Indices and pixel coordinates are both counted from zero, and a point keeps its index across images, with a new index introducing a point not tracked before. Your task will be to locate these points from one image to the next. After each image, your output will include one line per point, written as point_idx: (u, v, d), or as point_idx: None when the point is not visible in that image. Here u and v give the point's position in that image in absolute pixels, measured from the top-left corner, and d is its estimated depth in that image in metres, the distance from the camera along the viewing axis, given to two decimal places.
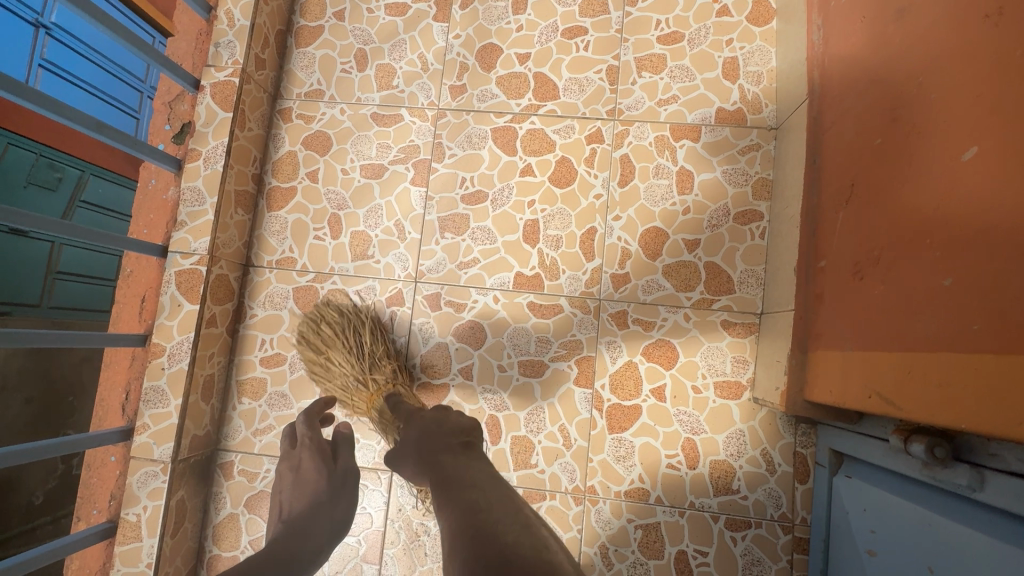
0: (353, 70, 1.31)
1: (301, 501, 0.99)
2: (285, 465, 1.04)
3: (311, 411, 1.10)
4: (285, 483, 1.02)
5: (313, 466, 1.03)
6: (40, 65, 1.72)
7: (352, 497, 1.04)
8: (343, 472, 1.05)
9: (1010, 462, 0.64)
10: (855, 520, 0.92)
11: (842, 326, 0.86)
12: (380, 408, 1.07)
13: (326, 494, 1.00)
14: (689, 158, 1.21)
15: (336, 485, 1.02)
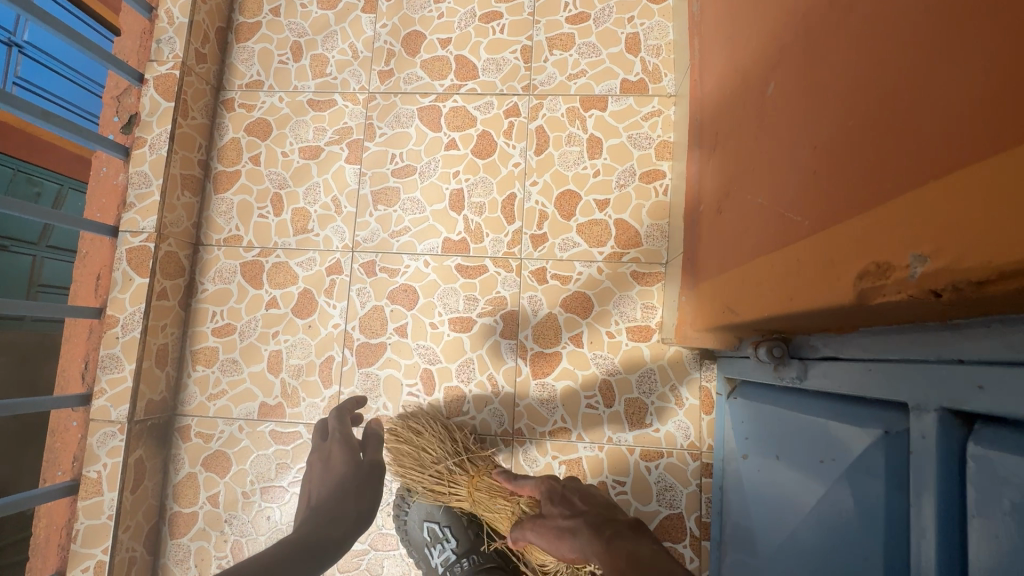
0: (289, 61, 1.41)
1: (328, 488, 1.02)
2: (315, 457, 1.09)
3: (342, 409, 1.16)
4: (316, 469, 1.06)
5: (341, 456, 1.07)
6: (15, 83, 1.75)
7: (375, 492, 1.06)
8: (370, 464, 1.08)
9: (820, 348, 0.73)
10: (738, 434, 1.01)
11: (712, 257, 0.97)
12: (485, 488, 1.09)
13: (352, 482, 1.02)
14: (598, 126, 1.32)
15: (363, 474, 1.04)
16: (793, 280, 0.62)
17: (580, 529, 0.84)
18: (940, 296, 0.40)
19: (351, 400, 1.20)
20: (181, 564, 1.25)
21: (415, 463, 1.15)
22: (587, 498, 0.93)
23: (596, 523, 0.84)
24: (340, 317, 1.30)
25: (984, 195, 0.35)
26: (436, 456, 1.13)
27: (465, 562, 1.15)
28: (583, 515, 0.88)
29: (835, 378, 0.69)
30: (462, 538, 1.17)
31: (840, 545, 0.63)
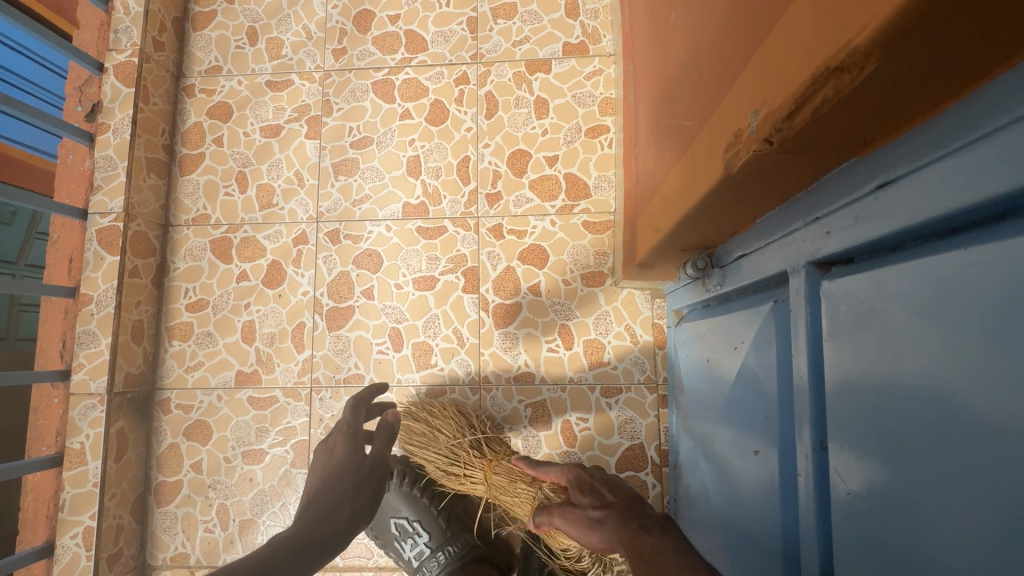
0: (245, 45, 1.47)
1: (327, 479, 1.02)
2: (320, 447, 1.09)
3: (361, 398, 1.13)
4: (319, 460, 1.06)
5: (344, 449, 1.06)
6: None
7: (376, 490, 1.06)
8: (373, 460, 1.08)
9: (734, 251, 0.81)
10: (685, 358, 1.09)
11: (648, 190, 1.05)
12: (501, 472, 1.10)
13: (352, 479, 1.02)
14: (544, 88, 1.38)
15: (363, 472, 1.04)
16: (691, 176, 0.70)
17: (609, 520, 0.76)
18: (772, 144, 0.47)
19: (372, 387, 1.18)
20: (169, 531, 1.29)
21: (435, 449, 1.19)
22: (615, 490, 0.83)
23: (620, 517, 0.76)
24: (309, 285, 1.36)
25: (788, 39, 0.42)
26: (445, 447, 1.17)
27: (439, 556, 1.18)
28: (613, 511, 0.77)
29: (744, 274, 0.77)
30: (434, 532, 1.20)
31: (757, 420, 0.70)
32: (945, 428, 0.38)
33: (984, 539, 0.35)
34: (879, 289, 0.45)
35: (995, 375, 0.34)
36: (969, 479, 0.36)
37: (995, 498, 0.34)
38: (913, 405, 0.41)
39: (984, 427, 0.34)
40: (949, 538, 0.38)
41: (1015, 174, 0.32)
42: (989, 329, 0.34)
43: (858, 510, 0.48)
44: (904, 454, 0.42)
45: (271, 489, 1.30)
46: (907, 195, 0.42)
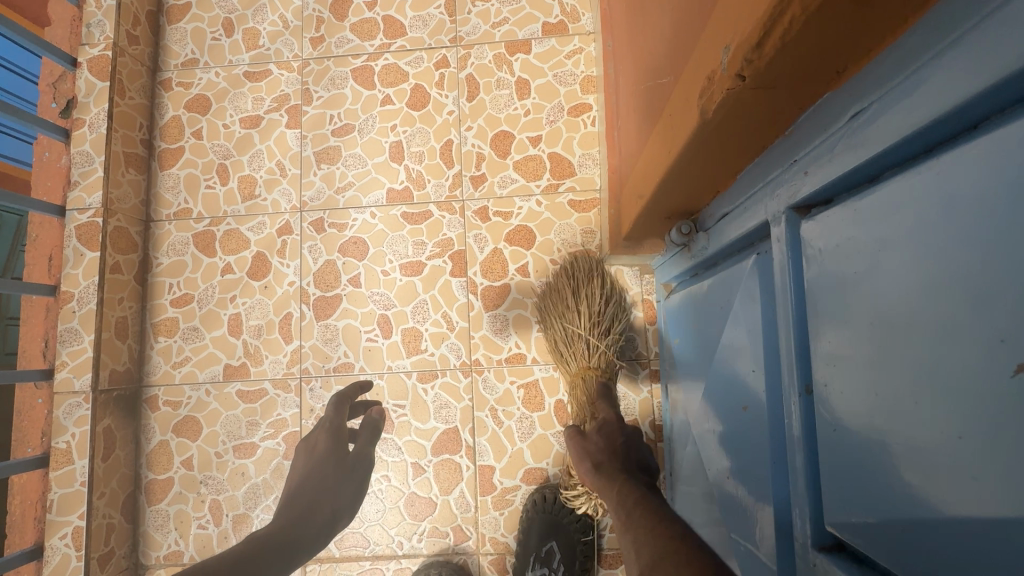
0: (221, 37, 1.45)
1: (307, 479, 0.99)
2: (302, 445, 1.06)
3: (344, 397, 1.09)
4: (300, 458, 1.03)
5: (325, 446, 1.03)
6: None
7: (358, 488, 1.04)
8: (356, 458, 1.05)
9: (716, 212, 0.81)
10: (675, 331, 1.09)
11: (630, 161, 1.05)
12: (585, 385, 1.11)
13: (333, 479, 1.00)
14: (524, 68, 1.37)
15: (345, 470, 1.02)
16: (670, 133, 0.70)
17: (611, 468, 0.83)
18: (744, 81, 0.47)
19: (355, 384, 1.17)
20: (162, 529, 1.28)
21: (567, 326, 1.14)
22: (630, 450, 0.89)
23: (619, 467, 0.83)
24: (295, 275, 1.34)
25: None
26: (580, 323, 1.13)
27: None
28: (618, 459, 0.85)
29: (726, 233, 0.77)
30: None
31: (744, 374, 0.70)
32: (927, 343, 0.37)
33: (967, 450, 0.34)
34: (854, 219, 0.45)
35: (976, 278, 0.33)
36: (949, 392, 0.35)
37: (978, 404, 0.33)
38: (893, 327, 0.40)
39: (965, 333, 0.34)
40: (931, 455, 0.37)
41: (986, 73, 0.32)
42: (967, 232, 0.33)
43: (842, 445, 0.47)
44: (886, 379, 0.41)
45: (264, 483, 1.28)
46: (877, 119, 0.42)
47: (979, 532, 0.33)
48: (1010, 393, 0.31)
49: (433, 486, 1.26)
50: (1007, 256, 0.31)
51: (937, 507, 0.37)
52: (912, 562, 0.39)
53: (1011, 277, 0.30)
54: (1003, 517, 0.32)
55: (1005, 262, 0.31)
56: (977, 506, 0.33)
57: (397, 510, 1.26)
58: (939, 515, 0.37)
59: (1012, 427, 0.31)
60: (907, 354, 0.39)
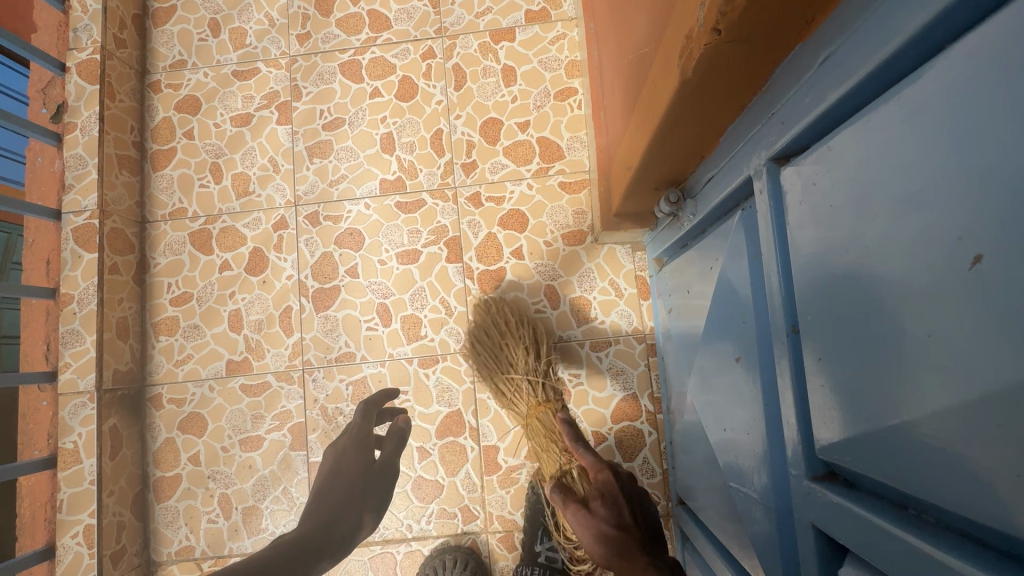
0: (208, 37, 1.46)
1: (336, 483, 1.01)
2: (330, 448, 1.08)
3: (374, 402, 1.12)
4: (326, 462, 1.06)
5: (355, 451, 1.06)
6: None
7: (383, 497, 1.05)
8: (383, 465, 1.07)
9: (702, 177, 0.84)
10: (667, 300, 1.11)
11: (617, 137, 1.07)
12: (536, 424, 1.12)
13: (360, 485, 1.02)
14: (510, 56, 1.40)
15: (373, 479, 1.04)
16: (654, 99, 0.72)
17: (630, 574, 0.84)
18: (720, 36, 0.50)
19: (384, 392, 1.18)
20: (172, 526, 1.29)
21: (500, 364, 1.17)
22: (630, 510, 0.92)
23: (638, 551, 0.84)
24: (293, 268, 1.36)
25: None
26: (519, 362, 1.14)
27: None
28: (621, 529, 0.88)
29: (711, 196, 0.80)
30: None
31: (735, 327, 0.72)
32: (899, 254, 0.39)
33: (941, 347, 0.36)
34: (829, 156, 0.48)
35: (934, 186, 0.36)
36: (922, 294, 0.37)
37: (947, 301, 0.35)
38: (866, 248, 0.43)
39: (932, 237, 0.36)
40: (909, 359, 0.39)
41: (934, 4, 0.34)
42: (929, 142, 0.36)
43: (830, 371, 0.49)
44: (864, 298, 0.43)
45: (271, 474, 1.30)
46: (845, 60, 0.44)
47: (950, 421, 0.36)
48: (975, 283, 0.33)
49: (439, 468, 1.28)
50: (962, 161, 0.33)
51: (912, 407, 0.39)
52: (900, 466, 0.41)
53: (969, 174, 0.33)
54: (969, 401, 0.34)
55: (962, 162, 0.33)
56: (951, 397, 0.35)
57: (404, 494, 1.28)
58: (911, 414, 0.39)
59: (976, 315, 0.33)
60: (882, 269, 0.41)
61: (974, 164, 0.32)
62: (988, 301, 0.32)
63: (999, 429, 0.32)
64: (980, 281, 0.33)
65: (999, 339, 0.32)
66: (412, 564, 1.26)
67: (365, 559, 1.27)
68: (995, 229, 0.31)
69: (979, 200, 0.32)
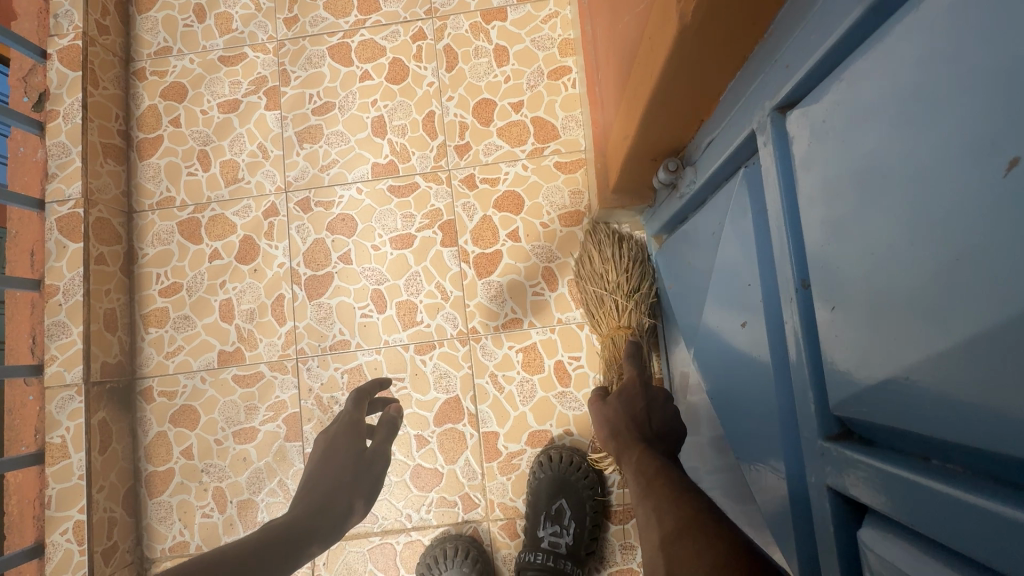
0: (193, 23, 1.43)
1: (325, 470, 0.98)
2: (320, 438, 1.06)
3: (363, 392, 1.11)
4: (317, 450, 1.03)
5: (345, 439, 1.03)
6: None
7: (373, 485, 1.02)
8: (374, 453, 1.05)
9: (701, 143, 0.82)
10: (667, 277, 1.09)
11: (611, 111, 1.06)
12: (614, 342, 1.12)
13: (351, 473, 0.99)
14: (502, 36, 1.37)
15: (365, 467, 1.01)
16: (650, 59, 0.71)
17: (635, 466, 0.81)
18: None
19: (375, 381, 1.16)
20: (165, 522, 1.25)
21: (596, 283, 1.15)
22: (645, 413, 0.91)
23: (638, 438, 0.86)
24: (284, 256, 1.33)
25: None
26: (611, 278, 1.13)
27: None
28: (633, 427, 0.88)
29: (711, 160, 0.78)
30: None
31: (739, 290, 0.70)
32: (920, 177, 0.36)
33: (966, 271, 0.33)
34: (839, 91, 0.45)
35: (955, 100, 0.33)
36: (946, 216, 0.34)
37: (973, 218, 0.32)
38: (881, 181, 0.40)
39: (955, 153, 0.33)
40: (932, 290, 0.36)
41: None
42: (952, 50, 0.33)
43: (846, 318, 0.47)
44: (881, 233, 0.41)
45: (266, 466, 1.27)
46: None
47: (977, 351, 0.33)
48: (1004, 192, 0.30)
49: (438, 456, 1.25)
50: (987, 65, 0.31)
51: (933, 342, 0.37)
52: (920, 410, 0.39)
53: (996, 73, 0.30)
54: (997, 324, 0.32)
55: (989, 66, 0.31)
56: (978, 324, 0.33)
57: (403, 483, 1.25)
58: (934, 349, 0.37)
59: (1003, 230, 0.31)
60: (902, 198, 0.38)
61: (1002, 62, 0.30)
62: (1018, 212, 0.30)
63: None
64: (1007, 191, 0.30)
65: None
66: (412, 554, 1.23)
67: (364, 551, 1.23)
68: None
69: (1006, 104, 0.30)
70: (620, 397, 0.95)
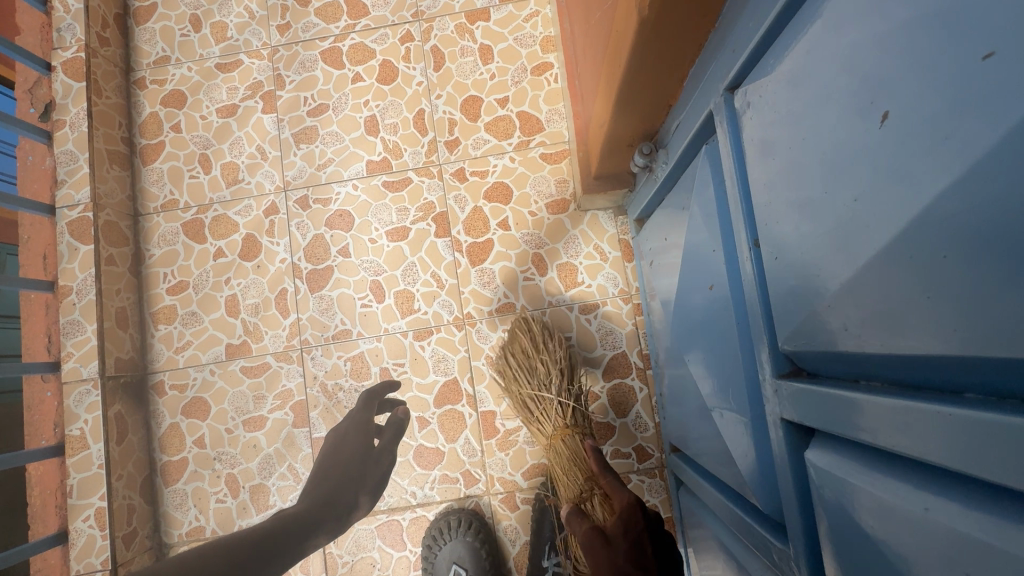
0: (190, 33, 1.49)
1: (334, 464, 0.99)
2: (331, 431, 1.06)
3: (374, 392, 1.09)
4: (327, 441, 1.04)
5: (355, 439, 1.02)
6: None
7: (379, 477, 1.05)
8: (380, 452, 1.05)
9: (670, 127, 0.89)
10: (648, 254, 1.16)
11: (590, 100, 1.13)
12: (568, 441, 1.07)
13: (357, 469, 1.00)
14: (486, 35, 1.44)
15: (371, 463, 1.03)
16: (618, 52, 0.78)
17: None
18: None
19: (384, 383, 1.13)
20: (181, 508, 1.32)
21: (531, 381, 1.13)
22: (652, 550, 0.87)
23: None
24: (285, 252, 1.39)
25: None
26: (547, 382, 1.11)
27: None
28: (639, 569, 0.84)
29: (679, 141, 0.85)
30: None
31: (705, 255, 0.77)
32: (832, 134, 0.44)
33: (865, 206, 0.41)
34: (774, 67, 0.53)
35: (853, 67, 0.41)
36: (850, 164, 0.42)
37: (868, 161, 0.40)
38: (806, 140, 0.48)
39: (856, 110, 0.41)
40: (844, 227, 0.44)
41: None
42: (851, 27, 0.40)
43: (787, 264, 0.54)
44: (807, 184, 0.48)
45: (275, 452, 1.33)
46: None
47: (875, 271, 0.41)
48: (888, 136, 0.38)
49: (439, 436, 1.32)
50: (872, 35, 0.38)
51: (847, 270, 0.44)
52: (841, 332, 0.47)
53: (878, 42, 0.38)
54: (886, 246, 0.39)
55: (874, 38, 0.38)
56: (874, 248, 0.40)
57: (406, 463, 1.31)
58: (846, 278, 0.44)
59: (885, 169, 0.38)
60: (821, 153, 0.46)
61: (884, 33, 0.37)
62: (895, 153, 0.37)
63: (911, 261, 0.37)
64: (887, 137, 0.38)
65: (905, 179, 0.36)
66: (417, 529, 1.29)
67: (372, 528, 1.30)
68: (899, 85, 0.36)
69: (887, 65, 0.37)
70: (623, 537, 0.88)
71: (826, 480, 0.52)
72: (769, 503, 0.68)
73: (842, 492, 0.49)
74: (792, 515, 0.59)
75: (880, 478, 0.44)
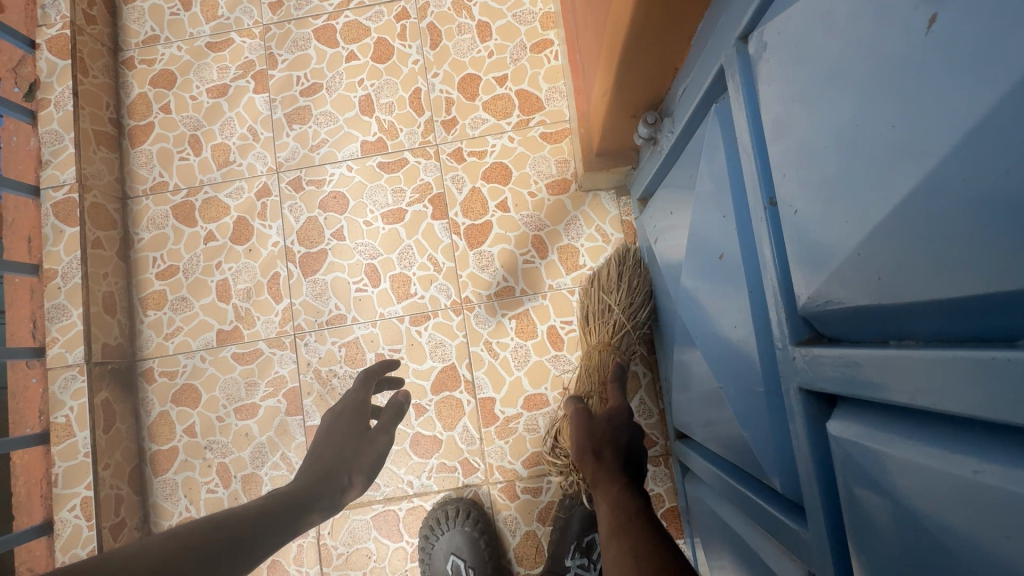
0: (180, 11, 1.45)
1: (328, 444, 0.94)
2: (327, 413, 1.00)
3: (371, 370, 1.04)
4: (322, 422, 0.98)
5: (349, 418, 0.97)
6: None
7: (376, 461, 0.97)
8: (378, 433, 0.98)
9: (676, 92, 0.85)
10: (651, 232, 1.12)
11: (591, 72, 1.08)
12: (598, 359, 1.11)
13: (351, 450, 0.94)
14: (484, 12, 1.39)
15: (366, 445, 0.96)
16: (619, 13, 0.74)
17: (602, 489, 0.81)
18: None
19: (382, 360, 1.07)
20: (171, 498, 1.28)
21: (601, 295, 1.16)
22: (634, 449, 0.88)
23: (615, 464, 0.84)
24: (278, 235, 1.35)
25: None
26: (617, 298, 1.13)
27: None
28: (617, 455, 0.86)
29: (685, 106, 0.80)
30: None
31: (715, 223, 0.73)
32: (864, 58, 0.39)
33: (905, 133, 0.36)
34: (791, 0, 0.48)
35: None
36: (886, 87, 0.37)
37: (907, 80, 0.35)
38: (832, 72, 0.43)
39: (890, 27, 0.36)
40: (877, 162, 0.39)
41: None
42: None
43: (811, 217, 0.49)
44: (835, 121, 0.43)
45: (268, 441, 1.29)
46: None
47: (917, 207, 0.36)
48: (930, 47, 0.33)
49: (437, 423, 1.28)
50: None
51: (883, 210, 0.39)
52: (876, 284, 0.42)
53: None
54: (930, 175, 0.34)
55: None
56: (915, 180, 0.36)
57: (403, 451, 1.27)
58: (884, 220, 0.40)
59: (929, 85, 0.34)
60: (852, 84, 0.41)
61: None
62: (940, 63, 0.32)
63: (961, 187, 0.32)
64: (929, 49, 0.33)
65: (949, 96, 0.32)
66: (414, 520, 1.25)
67: (368, 518, 1.26)
68: None
69: None
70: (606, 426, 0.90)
71: (850, 452, 0.48)
72: (786, 483, 0.64)
73: (874, 464, 0.45)
74: (812, 494, 0.55)
75: (913, 444, 0.40)
